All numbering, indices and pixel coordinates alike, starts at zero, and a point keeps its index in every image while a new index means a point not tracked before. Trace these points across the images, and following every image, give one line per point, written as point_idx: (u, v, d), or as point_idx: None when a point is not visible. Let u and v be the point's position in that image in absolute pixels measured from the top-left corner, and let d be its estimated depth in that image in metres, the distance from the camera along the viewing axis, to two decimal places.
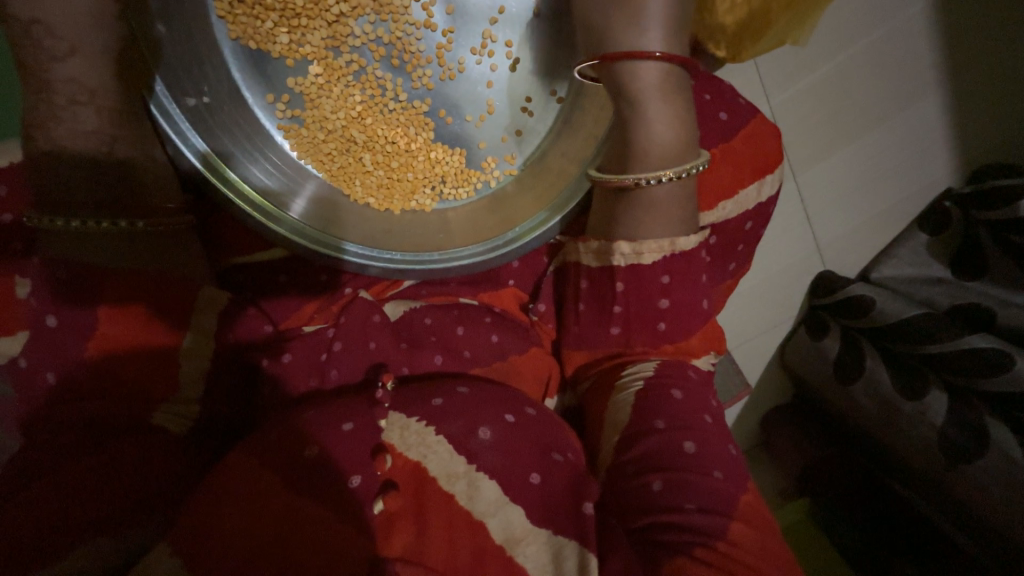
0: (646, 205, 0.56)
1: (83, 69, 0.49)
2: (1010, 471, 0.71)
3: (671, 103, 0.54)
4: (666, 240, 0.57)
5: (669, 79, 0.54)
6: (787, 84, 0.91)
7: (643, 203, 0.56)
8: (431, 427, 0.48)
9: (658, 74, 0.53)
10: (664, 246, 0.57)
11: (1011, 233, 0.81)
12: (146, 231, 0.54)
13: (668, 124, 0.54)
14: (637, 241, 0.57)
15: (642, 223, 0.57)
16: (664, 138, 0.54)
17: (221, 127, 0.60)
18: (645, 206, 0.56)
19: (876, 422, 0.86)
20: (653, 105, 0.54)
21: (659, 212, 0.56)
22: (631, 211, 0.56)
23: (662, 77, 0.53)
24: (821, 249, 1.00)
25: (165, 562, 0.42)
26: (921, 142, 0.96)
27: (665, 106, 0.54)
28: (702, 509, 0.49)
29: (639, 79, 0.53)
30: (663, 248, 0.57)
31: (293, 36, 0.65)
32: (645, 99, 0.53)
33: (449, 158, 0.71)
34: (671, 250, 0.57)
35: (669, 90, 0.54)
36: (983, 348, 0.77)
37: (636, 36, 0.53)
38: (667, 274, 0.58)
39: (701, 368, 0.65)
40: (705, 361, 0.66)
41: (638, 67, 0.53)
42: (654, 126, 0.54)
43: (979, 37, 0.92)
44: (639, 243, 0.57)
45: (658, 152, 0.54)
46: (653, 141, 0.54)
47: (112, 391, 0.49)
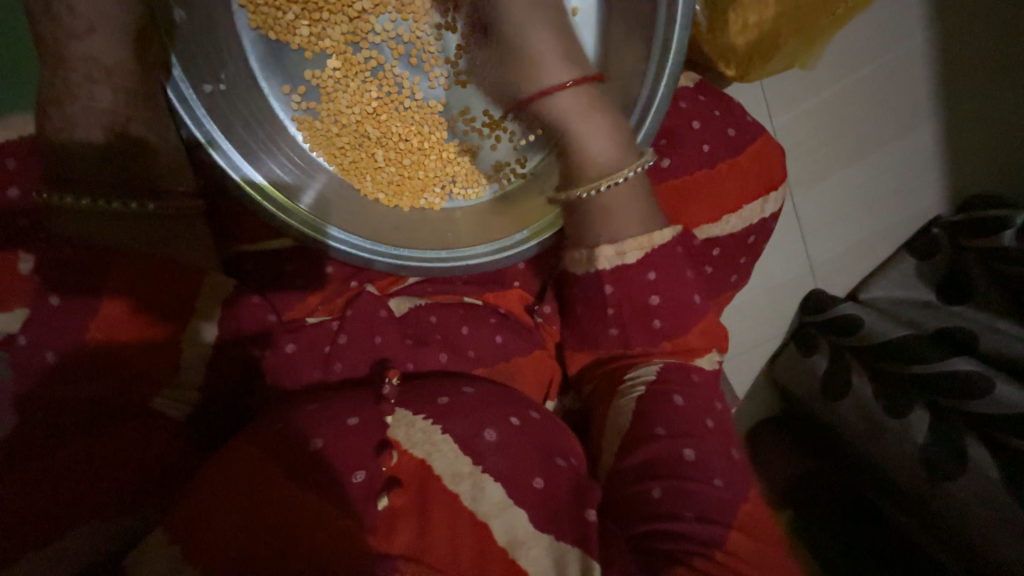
0: (609, 210, 0.59)
1: (99, 48, 0.49)
2: (991, 495, 0.73)
3: (594, 118, 0.58)
4: (643, 237, 0.58)
5: (584, 100, 0.59)
6: (788, 106, 0.94)
7: (606, 209, 0.59)
8: (438, 426, 0.49)
9: (574, 99, 0.58)
10: (643, 242, 0.58)
11: (997, 262, 0.85)
12: (154, 214, 0.53)
13: (600, 136, 0.58)
14: (617, 242, 0.58)
15: (614, 226, 0.59)
16: (600, 149, 0.58)
17: (235, 114, 0.59)
18: (606, 212, 0.59)
19: (862, 438, 0.88)
20: (579, 125, 0.58)
21: (625, 213, 0.59)
22: (600, 215, 0.59)
23: (578, 99, 0.59)
24: (814, 267, 1.02)
25: (165, 551, 0.42)
26: (914, 169, 1.00)
27: (589, 122, 0.58)
28: (700, 518, 0.50)
29: (557, 110, 0.59)
30: (643, 245, 0.59)
31: (313, 28, 0.66)
32: (567, 124, 0.59)
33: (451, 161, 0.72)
34: (650, 245, 0.59)
35: (589, 108, 0.59)
36: (969, 372, 0.79)
37: (543, 77, 0.59)
38: (655, 270, 0.60)
39: (704, 367, 0.64)
40: (707, 361, 0.65)
41: (551, 100, 0.59)
42: (585, 143, 0.58)
43: (974, 70, 0.96)
44: (620, 244, 0.58)
45: (597, 162, 0.58)
46: (588, 155, 0.59)
47: (110, 375, 0.49)
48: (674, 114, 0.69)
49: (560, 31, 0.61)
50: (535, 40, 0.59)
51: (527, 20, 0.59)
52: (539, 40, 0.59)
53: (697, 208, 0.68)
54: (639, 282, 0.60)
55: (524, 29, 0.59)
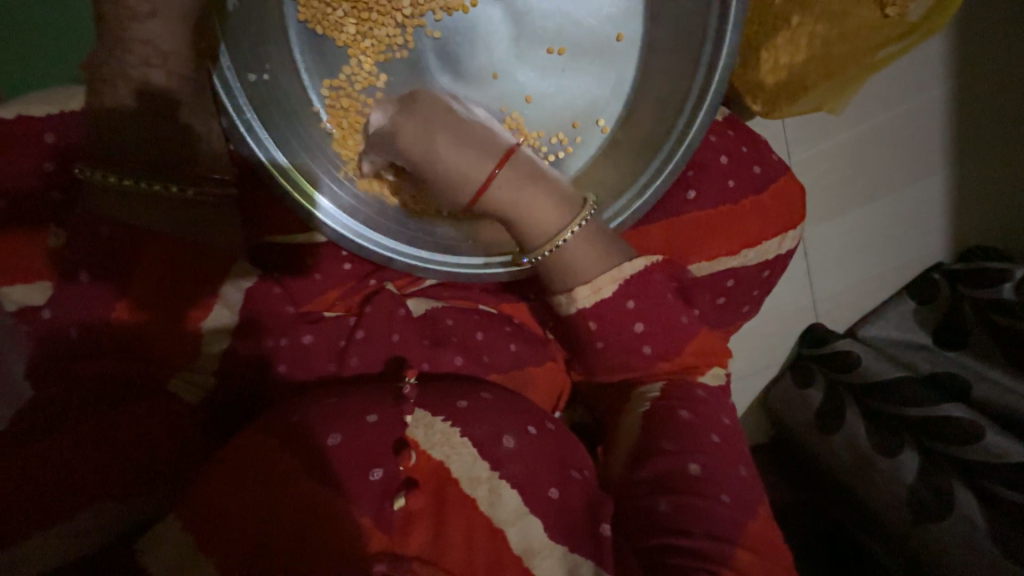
0: (573, 257, 0.59)
1: (156, 33, 0.52)
2: (968, 535, 0.76)
3: (523, 196, 0.59)
4: (615, 269, 0.59)
5: (513, 179, 0.59)
6: (809, 143, 0.96)
7: (569, 257, 0.59)
8: (457, 429, 0.49)
9: (497, 189, 0.59)
10: (617, 275, 0.59)
11: (996, 314, 0.87)
12: (193, 198, 0.55)
13: (534, 211, 0.59)
14: (591, 280, 0.59)
15: (582, 268, 0.59)
16: (543, 214, 0.59)
17: (275, 104, 0.61)
18: (572, 259, 0.59)
19: (851, 472, 0.90)
20: (511, 210, 0.59)
21: (595, 252, 0.59)
22: (566, 262, 0.59)
23: (508, 180, 0.59)
24: (817, 302, 1.05)
25: (178, 533, 0.42)
26: (920, 217, 1.03)
27: (525, 199, 0.59)
28: (709, 535, 0.51)
29: (492, 201, 0.59)
30: (617, 277, 0.59)
31: (360, 27, 0.66)
32: (506, 209, 0.59)
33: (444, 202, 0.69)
34: (622, 277, 0.59)
35: (523, 185, 0.59)
36: (958, 419, 0.82)
37: (469, 177, 0.58)
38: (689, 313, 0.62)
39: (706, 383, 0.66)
40: (713, 376, 0.67)
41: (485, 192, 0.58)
42: (529, 217, 0.59)
43: (989, 126, 0.99)
44: (593, 282, 0.59)
45: (546, 226, 0.59)
46: (526, 228, 0.59)
47: (138, 352, 0.50)
48: (705, 146, 0.71)
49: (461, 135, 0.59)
50: (446, 148, 0.58)
51: (429, 129, 0.59)
52: (447, 145, 0.58)
53: (713, 240, 0.70)
54: (661, 303, 0.61)
55: (432, 138, 0.58)
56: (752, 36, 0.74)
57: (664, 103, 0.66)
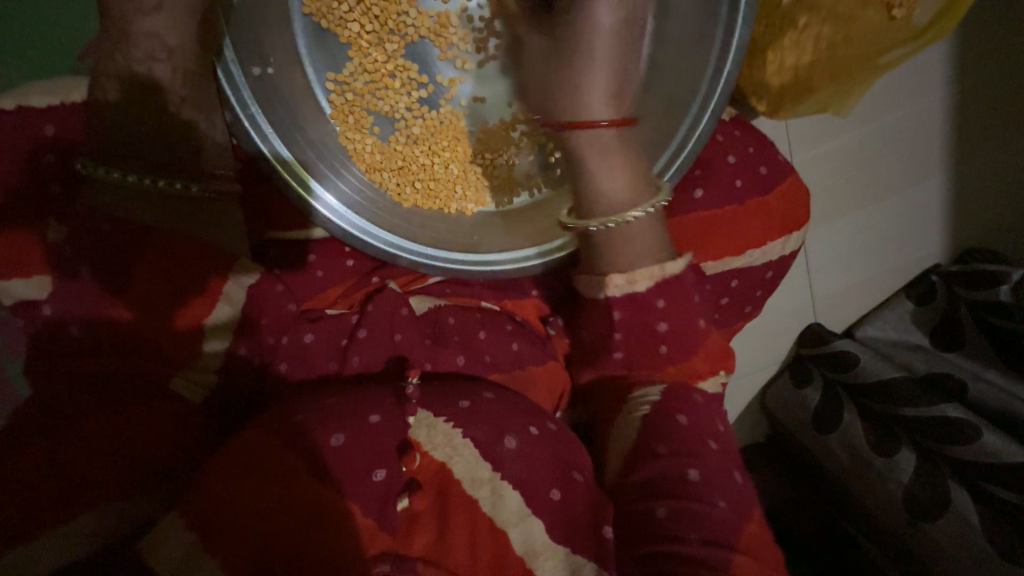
0: (621, 243, 0.58)
1: (164, 27, 0.51)
2: (965, 536, 0.76)
3: (619, 159, 0.56)
4: (655, 268, 0.59)
5: (615, 135, 0.56)
6: (810, 144, 0.97)
7: (620, 241, 0.58)
8: (459, 430, 0.49)
9: (604, 137, 0.56)
10: (654, 271, 0.59)
11: (994, 316, 0.88)
12: (197, 195, 0.54)
13: (621, 178, 0.57)
14: (627, 270, 0.59)
15: (622, 256, 0.59)
16: (620, 189, 0.57)
17: (279, 98, 0.59)
18: (618, 245, 0.58)
19: (847, 473, 0.91)
20: (602, 164, 0.56)
21: (643, 243, 0.59)
22: (618, 244, 0.58)
23: (608, 135, 0.56)
24: (816, 302, 1.05)
25: (182, 534, 0.41)
26: (918, 219, 1.03)
27: (614, 160, 0.56)
28: (704, 540, 0.51)
29: (586, 141, 0.56)
30: (655, 274, 0.59)
31: (365, 22, 0.65)
32: (592, 159, 0.56)
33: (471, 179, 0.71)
34: (660, 275, 0.59)
35: (616, 147, 0.56)
36: (956, 419, 0.82)
37: (581, 105, 0.55)
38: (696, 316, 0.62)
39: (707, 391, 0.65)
40: (714, 383, 0.66)
41: (584, 131, 0.55)
42: (605, 181, 0.57)
43: (992, 129, 1.00)
44: (630, 272, 0.58)
45: (613, 200, 0.57)
46: (606, 193, 0.57)
47: (139, 351, 0.49)
48: (712, 146, 0.72)
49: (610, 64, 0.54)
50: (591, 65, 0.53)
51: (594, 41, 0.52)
52: (594, 64, 0.53)
53: (715, 239, 0.70)
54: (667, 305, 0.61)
55: (579, 56, 0.53)
56: (759, 38, 0.74)
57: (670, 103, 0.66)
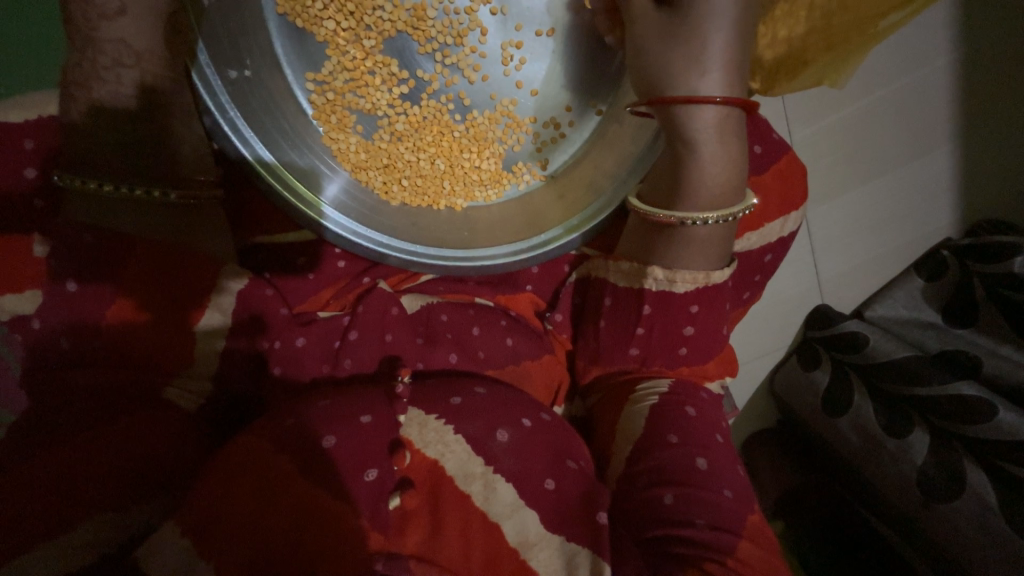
0: (686, 240, 0.57)
1: (130, 31, 0.49)
2: (983, 517, 0.74)
3: (725, 147, 0.53)
4: (701, 273, 0.58)
5: (727, 121, 0.53)
6: (809, 120, 0.94)
7: (682, 239, 0.57)
8: (450, 427, 0.48)
9: (717, 118, 0.52)
10: (698, 278, 0.58)
11: (1006, 289, 0.84)
12: (178, 204, 0.55)
13: (722, 169, 0.54)
14: (671, 267, 0.59)
15: (679, 254, 0.58)
16: (720, 182, 0.55)
17: (260, 104, 0.59)
18: (683, 242, 0.57)
19: (860, 455, 0.88)
20: (709, 149, 0.53)
21: (700, 246, 0.58)
22: (675, 240, 0.58)
23: (722, 119, 0.52)
24: (822, 283, 1.02)
25: (173, 542, 0.41)
26: (924, 194, 1.00)
27: (721, 148, 0.53)
28: (711, 526, 0.50)
29: (699, 122, 0.52)
30: (698, 280, 0.59)
31: (339, 19, 0.64)
32: (699, 143, 0.53)
33: (461, 174, 0.70)
34: (705, 282, 0.59)
35: (726, 135, 0.53)
36: (971, 397, 0.79)
37: (698, 81, 0.51)
38: (695, 303, 0.60)
39: (712, 390, 0.68)
40: (716, 384, 0.69)
41: (700, 109, 0.52)
42: (708, 172, 0.54)
43: (1001, 95, 0.96)
44: (674, 271, 0.58)
45: (707, 195, 0.55)
46: (703, 184, 0.54)
47: (126, 359, 0.50)
48: None
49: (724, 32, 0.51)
50: (708, 33, 0.51)
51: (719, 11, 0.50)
52: (714, 34, 0.50)
53: None
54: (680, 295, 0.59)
55: (705, 23, 0.50)
56: None
57: None
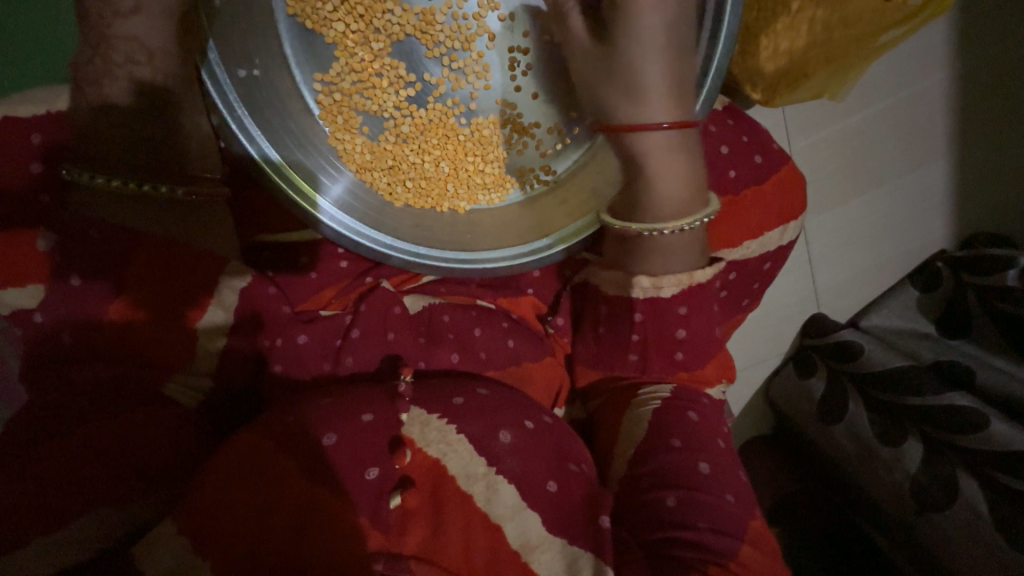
0: (658, 250, 0.60)
1: (144, 29, 0.51)
2: (976, 527, 0.75)
3: (674, 165, 0.58)
4: (684, 274, 0.60)
5: (675, 142, 0.57)
6: (809, 130, 0.95)
7: (655, 247, 0.60)
8: (453, 426, 0.49)
9: (664, 140, 0.57)
10: (682, 279, 0.60)
11: (997, 300, 0.86)
12: (184, 199, 0.54)
13: (674, 185, 0.58)
14: (656, 275, 0.60)
15: (657, 261, 0.61)
16: (674, 194, 0.58)
17: (266, 101, 0.59)
18: (655, 251, 0.60)
19: (855, 463, 0.89)
20: (657, 166, 0.58)
21: (676, 250, 0.60)
22: (650, 250, 0.60)
23: (671, 140, 0.57)
24: (819, 292, 1.03)
25: (172, 540, 0.41)
26: (921, 206, 1.01)
27: (669, 166, 0.58)
28: (714, 529, 0.50)
29: (646, 143, 0.57)
30: (683, 281, 0.61)
31: (349, 21, 0.65)
32: (647, 160, 0.58)
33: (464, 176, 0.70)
34: (688, 282, 0.61)
35: (676, 154, 0.58)
36: (964, 407, 0.81)
37: (637, 110, 0.57)
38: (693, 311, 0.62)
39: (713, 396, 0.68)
40: (716, 390, 0.69)
41: (642, 134, 0.57)
42: (660, 187, 0.58)
43: (996, 111, 0.97)
44: (659, 277, 0.60)
45: (660, 209, 0.59)
46: (655, 198, 0.59)
47: (126, 356, 0.49)
48: (705, 137, 0.70)
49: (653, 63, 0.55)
50: (639, 65, 0.55)
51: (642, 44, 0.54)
52: (642, 65, 0.55)
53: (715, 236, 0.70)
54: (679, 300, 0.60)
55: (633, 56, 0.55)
56: (751, 24, 0.73)
57: None
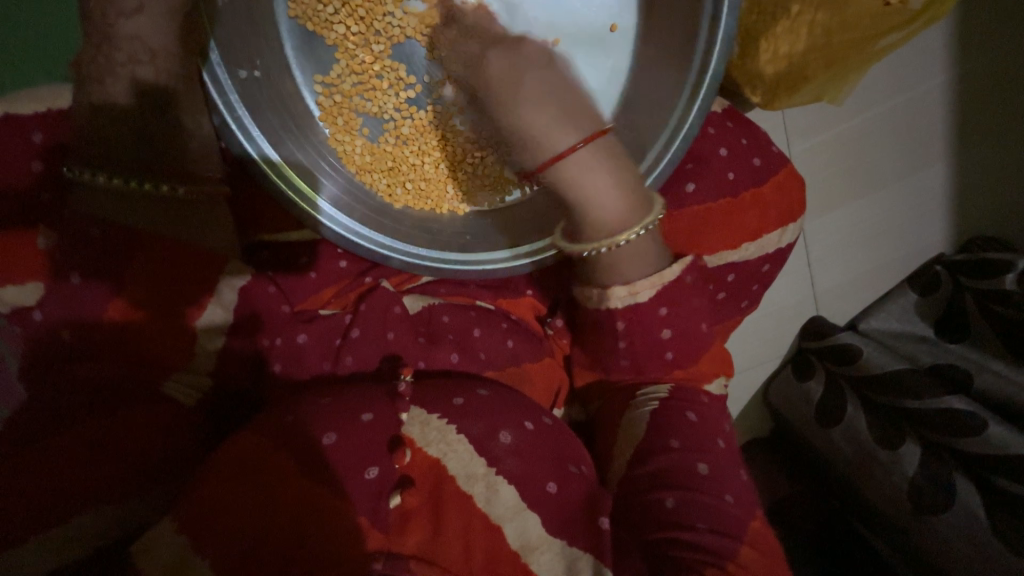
0: (621, 260, 0.58)
1: (146, 28, 0.52)
2: (972, 529, 0.75)
3: (603, 177, 0.55)
4: (654, 275, 0.59)
5: (593, 159, 0.55)
6: (808, 134, 0.95)
7: (616, 257, 0.58)
8: (453, 426, 0.49)
9: (579, 161, 0.55)
10: (654, 280, 0.59)
11: (996, 304, 0.86)
12: (184, 198, 0.54)
13: (612, 197, 0.56)
14: (631, 282, 0.59)
15: (623, 270, 0.59)
16: (609, 210, 0.56)
17: (267, 101, 0.59)
18: (618, 261, 0.58)
19: (854, 466, 0.88)
20: (586, 187, 0.55)
21: (639, 254, 0.59)
22: (613, 259, 0.58)
23: (588, 158, 0.55)
24: (817, 294, 1.03)
25: (171, 540, 0.41)
26: (920, 209, 1.01)
27: (598, 183, 0.55)
28: (712, 530, 0.50)
29: (565, 170, 0.55)
30: (655, 282, 0.59)
31: (349, 22, 0.65)
32: (573, 186, 0.56)
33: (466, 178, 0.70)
34: (661, 281, 0.59)
35: (601, 169, 0.55)
36: (959, 410, 0.81)
37: (542, 144, 0.55)
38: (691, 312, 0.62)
39: (712, 392, 0.68)
40: (716, 386, 0.69)
41: (560, 164, 0.55)
42: (597, 204, 0.56)
43: (995, 115, 0.98)
44: (632, 285, 0.59)
45: (607, 221, 0.56)
46: (597, 214, 0.56)
47: (126, 355, 0.49)
48: (704, 139, 0.71)
49: (541, 100, 0.55)
50: (523, 108, 0.55)
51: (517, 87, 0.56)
52: (527, 106, 0.55)
53: (711, 237, 0.70)
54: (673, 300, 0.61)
55: (520, 96, 0.56)
56: (750, 26, 0.73)
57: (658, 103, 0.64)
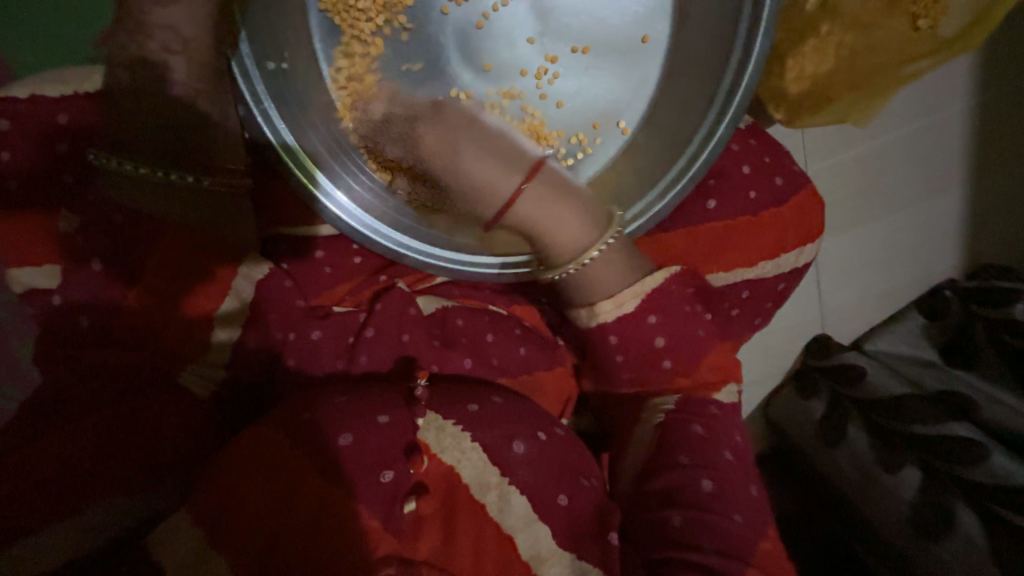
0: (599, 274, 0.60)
1: (180, 18, 0.54)
2: (972, 559, 0.76)
3: (558, 205, 0.59)
4: (638, 284, 0.60)
5: (545, 189, 0.59)
6: (828, 153, 0.95)
7: (594, 273, 0.60)
8: (467, 433, 0.49)
9: (528, 195, 0.58)
10: (639, 289, 0.59)
11: (1008, 334, 0.87)
12: (209, 189, 0.56)
13: (572, 219, 0.59)
14: (614, 294, 0.60)
15: (602, 284, 0.60)
16: (571, 234, 0.59)
17: (294, 94, 0.59)
18: (597, 276, 0.60)
19: (853, 488, 0.89)
20: (547, 217, 0.58)
21: (617, 266, 0.60)
22: (592, 274, 0.60)
23: (539, 189, 0.59)
24: (825, 314, 1.03)
25: (185, 531, 0.41)
26: (933, 234, 1.02)
27: (556, 211, 0.59)
28: (718, 551, 0.50)
29: (522, 205, 0.58)
30: (640, 291, 0.60)
31: (377, 18, 0.64)
32: (534, 219, 0.58)
33: None
34: (645, 290, 0.60)
35: (552, 198, 0.59)
36: (966, 438, 0.82)
37: (493, 194, 0.58)
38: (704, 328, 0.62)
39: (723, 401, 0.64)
40: (727, 394, 0.65)
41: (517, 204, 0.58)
42: (560, 229, 0.59)
43: (1013, 145, 0.98)
44: (618, 296, 0.59)
45: (574, 240, 0.59)
46: (562, 238, 0.59)
47: (142, 342, 0.49)
48: (726, 155, 0.71)
49: (480, 153, 0.58)
50: (466, 165, 0.57)
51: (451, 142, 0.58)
52: (464, 161, 0.57)
53: (722, 252, 0.70)
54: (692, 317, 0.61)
55: (461, 155, 0.58)
56: (779, 44, 0.72)
57: (683, 117, 0.65)
